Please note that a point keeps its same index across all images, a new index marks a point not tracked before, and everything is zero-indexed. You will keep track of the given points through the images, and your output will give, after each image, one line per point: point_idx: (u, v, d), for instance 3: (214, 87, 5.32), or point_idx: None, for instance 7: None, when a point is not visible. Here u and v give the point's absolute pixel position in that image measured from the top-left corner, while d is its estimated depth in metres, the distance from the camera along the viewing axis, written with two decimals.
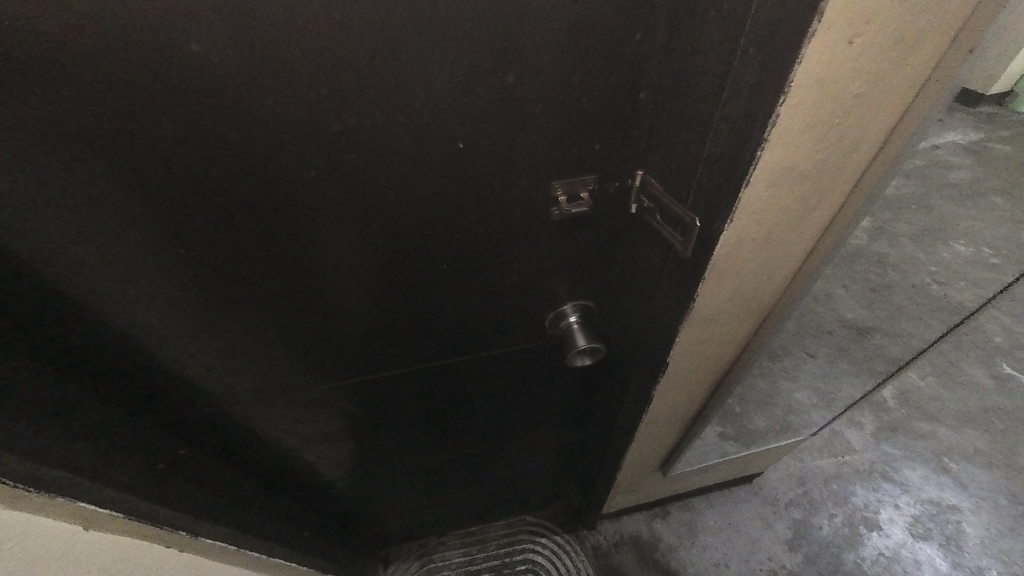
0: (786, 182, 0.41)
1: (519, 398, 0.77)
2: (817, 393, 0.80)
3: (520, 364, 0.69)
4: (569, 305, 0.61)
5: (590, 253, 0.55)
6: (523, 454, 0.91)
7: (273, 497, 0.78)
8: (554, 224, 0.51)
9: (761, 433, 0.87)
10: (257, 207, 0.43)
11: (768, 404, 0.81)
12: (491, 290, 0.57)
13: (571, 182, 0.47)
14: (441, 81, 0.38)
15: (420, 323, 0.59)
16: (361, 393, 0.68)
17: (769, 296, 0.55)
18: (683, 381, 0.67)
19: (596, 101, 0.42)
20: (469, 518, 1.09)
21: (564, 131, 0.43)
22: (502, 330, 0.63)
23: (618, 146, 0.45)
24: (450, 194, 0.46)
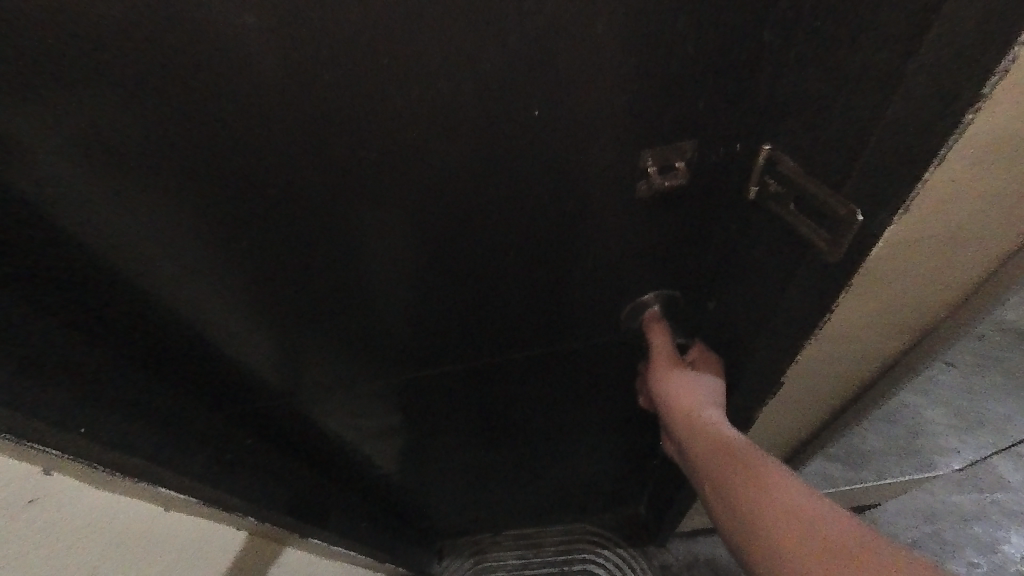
0: (996, 164, 0.30)
1: (587, 399, 0.71)
2: (962, 418, 0.65)
3: (590, 364, 0.63)
4: (653, 294, 0.52)
5: (680, 238, 0.47)
6: (589, 458, 0.86)
7: (333, 488, 0.78)
8: (641, 207, 0.43)
9: (879, 458, 0.74)
10: (319, 197, 0.39)
11: (894, 428, 0.67)
12: (564, 284, 0.50)
13: (667, 151, 0.39)
14: (523, 37, 0.31)
15: (487, 319, 0.54)
16: (424, 389, 0.65)
17: (928, 309, 0.44)
18: (794, 401, 0.57)
19: (706, 51, 0.33)
20: (529, 520, 1.06)
21: (666, 91, 0.35)
22: (575, 328, 0.57)
23: (728, 106, 0.37)
24: (529, 177, 0.40)
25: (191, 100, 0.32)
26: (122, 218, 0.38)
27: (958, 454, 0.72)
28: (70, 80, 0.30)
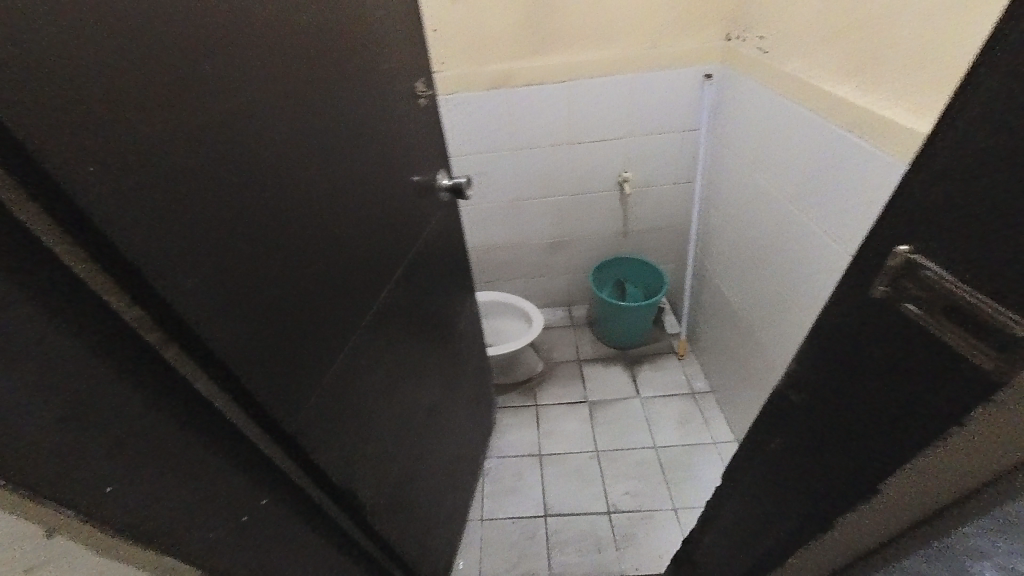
0: None
1: (441, 293, 0.98)
2: None
3: (428, 262, 0.90)
4: (439, 173, 0.93)
5: (437, 144, 0.91)
6: (459, 373, 1.12)
7: (333, 555, 0.70)
8: (424, 110, 0.83)
9: None
10: (314, 165, 0.54)
11: None
12: (414, 188, 0.81)
13: (422, 81, 0.81)
14: (377, 52, 0.66)
15: (383, 255, 0.72)
16: (387, 351, 0.75)
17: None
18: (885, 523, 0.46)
19: (415, 26, 0.78)
20: (466, 475, 1.24)
21: (413, 45, 0.77)
22: (414, 230, 0.83)
23: (422, 58, 0.81)
24: (395, 123, 0.72)
25: (237, 109, 0.43)
26: (212, 219, 0.42)
27: None
28: (172, 110, 0.38)
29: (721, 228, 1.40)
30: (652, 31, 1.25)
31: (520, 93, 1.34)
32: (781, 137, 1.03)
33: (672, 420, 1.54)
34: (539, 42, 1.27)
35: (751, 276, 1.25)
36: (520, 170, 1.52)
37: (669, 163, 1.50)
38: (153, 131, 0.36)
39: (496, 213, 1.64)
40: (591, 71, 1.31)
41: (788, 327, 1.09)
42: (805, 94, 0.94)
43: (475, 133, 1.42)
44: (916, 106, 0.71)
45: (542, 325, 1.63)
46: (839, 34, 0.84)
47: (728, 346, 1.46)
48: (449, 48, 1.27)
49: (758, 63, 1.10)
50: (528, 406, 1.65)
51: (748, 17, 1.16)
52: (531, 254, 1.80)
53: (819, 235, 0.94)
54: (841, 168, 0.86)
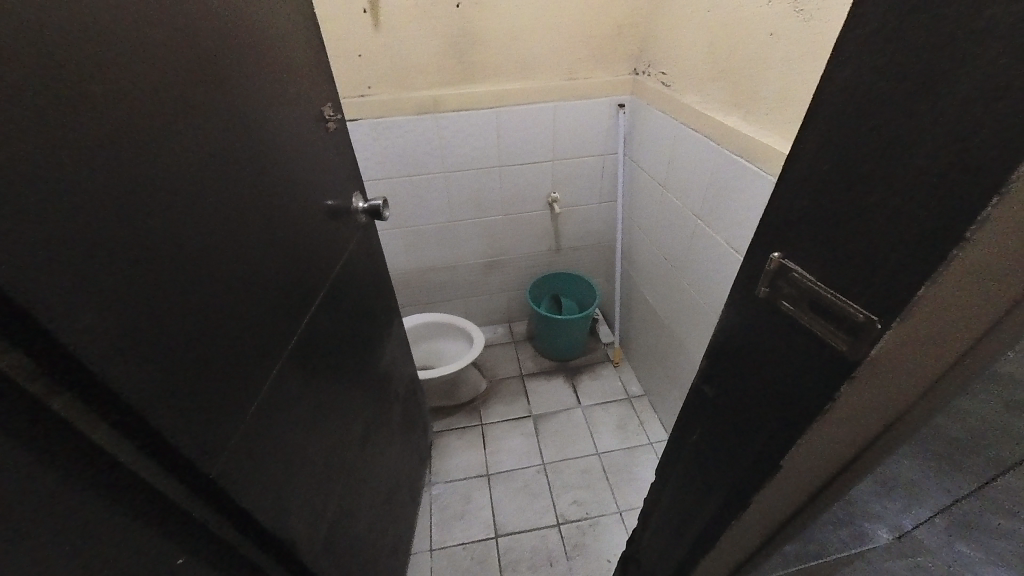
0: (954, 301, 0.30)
1: (363, 316, 0.95)
2: None
3: (347, 284, 0.88)
4: (354, 197, 0.92)
5: (349, 168, 0.90)
6: (391, 396, 1.10)
7: None
8: (332, 136, 0.83)
9: None
10: (217, 189, 0.52)
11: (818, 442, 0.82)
12: (326, 210, 0.79)
13: (328, 107, 0.81)
14: (278, 76, 0.64)
15: (301, 279, 0.70)
16: (312, 379, 0.72)
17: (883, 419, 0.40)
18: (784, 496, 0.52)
19: (318, 53, 0.78)
20: (407, 503, 1.20)
21: (318, 71, 0.78)
22: (331, 252, 0.81)
23: (326, 84, 0.81)
24: (306, 146, 0.72)
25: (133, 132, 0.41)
26: (106, 249, 0.38)
27: None
28: (60, 133, 0.35)
29: (642, 242, 1.52)
30: (569, 64, 1.35)
31: (450, 118, 1.38)
32: (686, 160, 1.16)
33: (611, 426, 1.61)
34: (465, 70, 1.31)
35: (670, 285, 1.37)
36: (454, 192, 1.54)
37: (591, 184, 1.61)
38: (36, 155, 0.33)
39: (431, 234, 1.64)
40: (517, 99, 1.38)
41: (705, 328, 1.21)
42: (702, 123, 1.07)
43: (397, 155, 1.42)
44: (786, 135, 0.83)
45: (484, 341, 1.62)
46: (724, 73, 0.98)
47: (655, 350, 1.57)
48: (375, 73, 1.27)
49: (663, 95, 1.23)
50: (474, 426, 1.63)
51: (651, 54, 1.30)
52: (469, 273, 1.81)
53: (723, 246, 1.05)
54: (735, 187, 0.98)
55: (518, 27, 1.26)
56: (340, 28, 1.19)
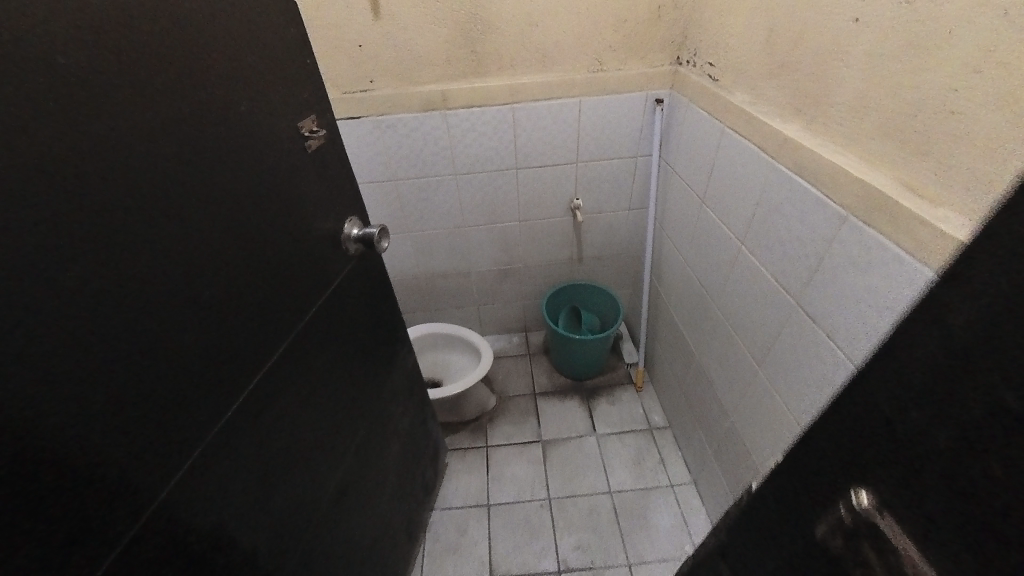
0: None
1: (354, 354, 0.84)
2: None
3: (331, 322, 0.76)
4: (347, 225, 0.75)
5: (347, 191, 0.75)
6: (387, 430, 1.00)
7: None
8: (315, 157, 0.66)
9: None
10: (114, 251, 0.40)
11: None
12: (304, 242, 0.66)
13: (306, 121, 0.63)
14: (233, 88, 0.51)
15: (252, 330, 0.58)
16: (262, 442, 0.62)
17: None
18: None
19: (304, 49, 0.62)
20: (399, 539, 1.12)
21: (300, 73, 0.62)
22: (308, 289, 0.69)
23: (318, 90, 0.66)
24: (271, 167, 0.58)
25: None
26: None
27: None
28: None
29: (675, 261, 1.32)
30: (598, 53, 1.17)
31: (460, 116, 1.23)
32: (730, 173, 0.96)
33: (626, 460, 1.46)
34: (477, 62, 1.16)
35: (702, 315, 1.18)
36: (464, 196, 1.41)
37: (617, 190, 1.43)
38: None
39: (443, 240, 1.52)
40: (535, 94, 1.21)
41: (741, 374, 1.02)
42: (750, 129, 0.87)
43: (404, 157, 1.30)
44: (862, 155, 0.63)
45: (492, 358, 1.49)
46: (787, 69, 0.77)
47: (683, 384, 1.39)
48: (377, 66, 1.14)
49: (706, 91, 1.03)
50: (478, 447, 1.53)
51: (695, 41, 1.09)
52: (483, 281, 1.69)
53: (770, 281, 0.86)
54: (786, 211, 0.78)
55: (540, 11, 1.09)
56: (339, 14, 1.05)
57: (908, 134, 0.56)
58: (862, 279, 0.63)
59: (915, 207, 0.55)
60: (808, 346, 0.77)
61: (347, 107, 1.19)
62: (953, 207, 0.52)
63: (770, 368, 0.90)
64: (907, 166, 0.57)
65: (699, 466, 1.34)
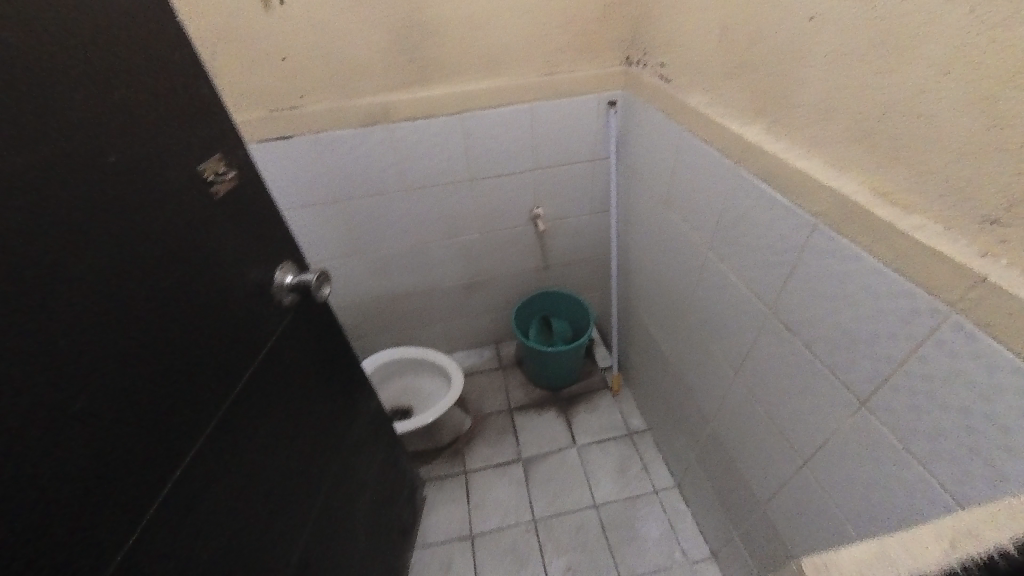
0: None
1: (308, 408, 0.75)
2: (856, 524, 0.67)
3: (272, 385, 0.66)
4: (278, 272, 0.65)
5: (276, 231, 0.65)
6: (354, 480, 0.91)
7: None
8: (227, 203, 0.56)
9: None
10: None
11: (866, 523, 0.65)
12: (224, 301, 0.56)
13: (210, 161, 0.53)
14: (101, 133, 0.42)
15: (162, 412, 0.49)
16: (189, 538, 0.52)
17: None
18: None
19: (200, 76, 0.52)
20: None
21: (198, 105, 0.52)
22: (236, 355, 0.59)
23: (224, 122, 0.56)
24: (168, 219, 0.48)
25: None
26: None
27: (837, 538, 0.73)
28: None
29: (642, 264, 1.29)
30: (547, 55, 1.11)
31: (405, 129, 1.14)
32: (694, 177, 0.92)
33: (610, 470, 1.43)
34: (419, 70, 1.07)
35: (675, 319, 1.16)
36: (419, 212, 1.32)
37: (579, 194, 1.38)
38: None
39: (401, 260, 1.43)
40: (485, 101, 1.14)
41: (720, 381, 1.00)
42: (711, 132, 0.83)
43: (349, 175, 1.19)
44: (828, 159, 0.61)
45: (463, 381, 1.41)
46: (745, 69, 0.74)
47: (659, 387, 1.37)
48: (307, 79, 1.03)
49: (660, 91, 0.99)
50: (456, 474, 1.46)
51: (646, 39, 1.05)
52: (447, 297, 1.60)
53: (743, 289, 0.83)
54: (757, 217, 0.75)
55: (482, 13, 1.01)
56: (256, 23, 0.93)
57: (878, 139, 0.53)
58: (840, 290, 0.61)
59: (889, 216, 0.52)
60: (787, 355, 0.75)
61: (279, 126, 1.07)
62: (928, 216, 0.49)
63: (750, 375, 0.87)
64: (878, 173, 0.54)
65: (683, 470, 1.32)
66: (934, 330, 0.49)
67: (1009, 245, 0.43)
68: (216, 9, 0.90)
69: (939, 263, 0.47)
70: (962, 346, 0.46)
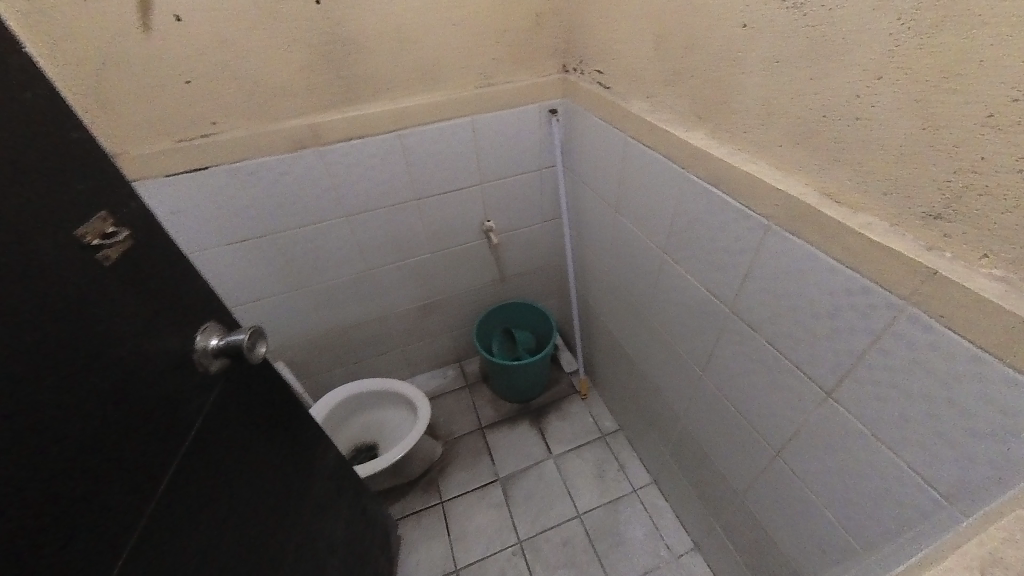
0: None
1: (257, 480, 0.65)
2: (832, 507, 0.70)
3: (207, 469, 0.56)
4: (199, 335, 0.56)
5: (190, 288, 0.56)
6: (320, 545, 0.82)
7: None
8: (120, 270, 0.46)
9: (825, 564, 0.75)
10: None
11: (843, 508, 0.67)
12: (133, 385, 0.46)
13: (93, 223, 0.44)
14: None
15: (55, 547, 0.38)
16: None
17: None
18: None
19: (73, 119, 0.43)
20: None
21: (72, 155, 0.42)
22: (157, 446, 0.48)
23: (108, 170, 0.46)
24: (45, 300, 0.39)
25: None
26: None
27: (813, 522, 0.75)
28: None
29: (599, 269, 1.29)
30: (482, 66, 1.07)
31: (339, 150, 1.06)
32: (643, 183, 0.93)
33: (589, 477, 1.42)
34: (346, 87, 0.99)
35: (637, 321, 1.16)
36: (363, 237, 1.23)
37: (528, 204, 1.36)
38: None
39: (348, 289, 1.33)
40: (422, 117, 1.09)
41: (686, 378, 1.01)
42: (656, 138, 0.84)
43: (279, 205, 1.08)
44: (772, 161, 0.63)
45: (430, 408, 1.34)
46: (683, 75, 0.74)
47: (627, 389, 1.38)
48: (218, 104, 0.92)
49: (601, 99, 0.99)
50: (433, 506, 1.38)
51: (580, 47, 1.05)
52: (402, 322, 1.52)
53: (702, 290, 0.84)
54: (709, 220, 0.76)
55: (410, 25, 0.96)
56: (148, 44, 0.81)
57: (819, 142, 0.55)
58: (797, 288, 0.63)
59: (838, 215, 0.54)
60: (751, 351, 0.77)
61: (191, 158, 0.95)
62: (874, 213, 0.51)
63: (716, 372, 0.89)
64: (821, 173, 0.56)
65: (658, 466, 1.34)
66: (891, 323, 0.51)
67: (951, 238, 0.45)
68: (95, 29, 0.77)
69: (890, 259, 0.49)
70: (919, 336, 0.49)
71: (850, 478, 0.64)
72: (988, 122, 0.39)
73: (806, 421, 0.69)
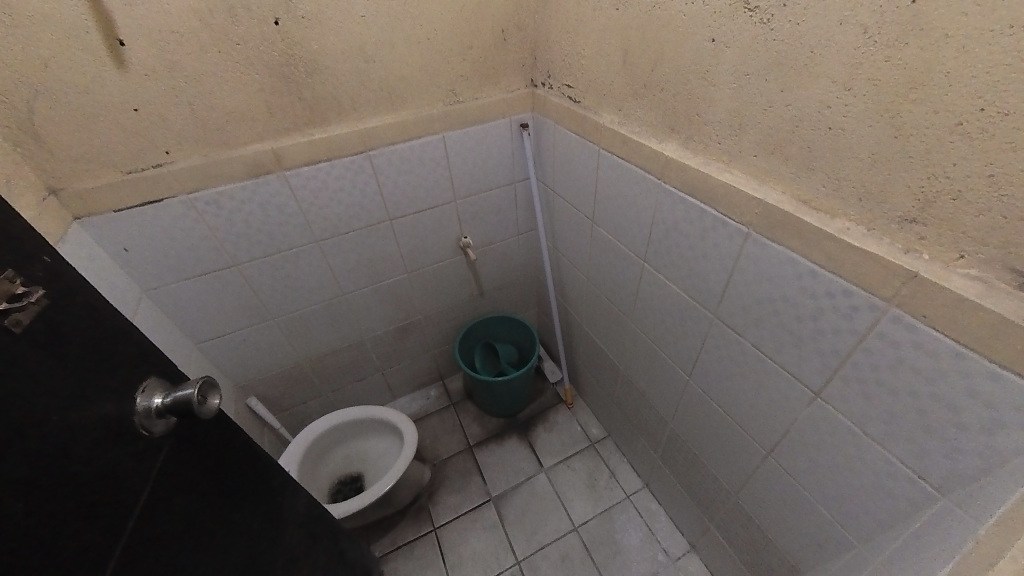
0: None
1: (220, 544, 0.59)
2: (824, 502, 0.71)
3: (163, 540, 0.49)
4: (139, 396, 0.51)
5: (118, 343, 0.50)
6: None
7: None
8: (34, 334, 0.40)
9: (822, 558, 0.76)
10: None
11: (836, 502, 0.69)
12: (65, 458, 0.40)
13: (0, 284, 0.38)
14: None
15: None
16: None
17: None
18: None
19: None
20: None
21: None
22: (105, 523, 0.42)
23: (12, 222, 0.41)
24: None
25: None
26: None
27: (806, 517, 0.77)
28: None
29: (577, 278, 1.29)
30: (449, 83, 1.06)
31: (304, 174, 1.01)
32: (618, 194, 0.93)
33: (581, 487, 1.41)
34: (308, 109, 0.95)
35: (619, 329, 1.17)
36: (334, 261, 1.19)
37: (502, 218, 1.35)
38: None
39: (321, 316, 1.27)
40: (390, 137, 1.06)
41: (672, 383, 1.02)
42: (629, 151, 0.85)
43: (243, 234, 1.03)
44: (747, 170, 0.64)
45: (417, 432, 1.30)
46: (653, 89, 0.75)
47: (613, 396, 1.38)
48: (169, 132, 0.86)
49: (571, 112, 1.00)
50: (425, 535, 1.33)
51: (546, 62, 1.06)
52: (380, 345, 1.47)
53: (684, 297, 0.85)
54: (687, 229, 0.77)
55: (373, 44, 0.93)
56: (86, 72, 0.75)
57: (789, 150, 0.57)
58: (779, 293, 0.64)
59: (816, 221, 0.56)
60: (736, 354, 0.78)
61: (138, 191, 0.88)
62: (850, 218, 0.53)
63: (701, 376, 0.90)
64: (796, 181, 0.58)
65: (648, 470, 1.35)
66: (875, 323, 0.53)
67: (928, 241, 0.47)
68: (23, 59, 0.71)
69: (870, 262, 0.51)
70: (903, 335, 0.50)
71: (840, 473, 0.66)
72: (958, 129, 0.41)
73: (794, 421, 0.70)
